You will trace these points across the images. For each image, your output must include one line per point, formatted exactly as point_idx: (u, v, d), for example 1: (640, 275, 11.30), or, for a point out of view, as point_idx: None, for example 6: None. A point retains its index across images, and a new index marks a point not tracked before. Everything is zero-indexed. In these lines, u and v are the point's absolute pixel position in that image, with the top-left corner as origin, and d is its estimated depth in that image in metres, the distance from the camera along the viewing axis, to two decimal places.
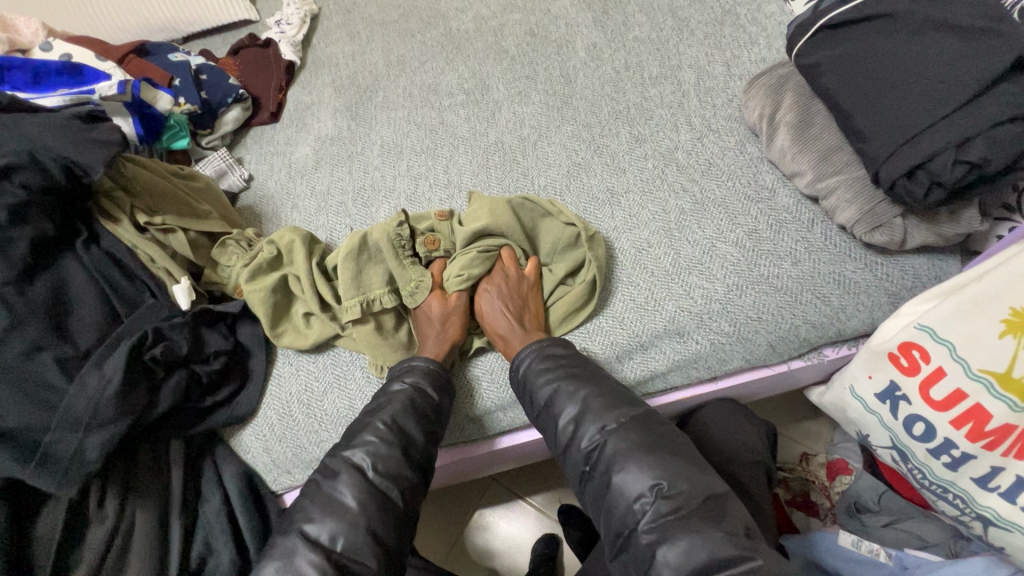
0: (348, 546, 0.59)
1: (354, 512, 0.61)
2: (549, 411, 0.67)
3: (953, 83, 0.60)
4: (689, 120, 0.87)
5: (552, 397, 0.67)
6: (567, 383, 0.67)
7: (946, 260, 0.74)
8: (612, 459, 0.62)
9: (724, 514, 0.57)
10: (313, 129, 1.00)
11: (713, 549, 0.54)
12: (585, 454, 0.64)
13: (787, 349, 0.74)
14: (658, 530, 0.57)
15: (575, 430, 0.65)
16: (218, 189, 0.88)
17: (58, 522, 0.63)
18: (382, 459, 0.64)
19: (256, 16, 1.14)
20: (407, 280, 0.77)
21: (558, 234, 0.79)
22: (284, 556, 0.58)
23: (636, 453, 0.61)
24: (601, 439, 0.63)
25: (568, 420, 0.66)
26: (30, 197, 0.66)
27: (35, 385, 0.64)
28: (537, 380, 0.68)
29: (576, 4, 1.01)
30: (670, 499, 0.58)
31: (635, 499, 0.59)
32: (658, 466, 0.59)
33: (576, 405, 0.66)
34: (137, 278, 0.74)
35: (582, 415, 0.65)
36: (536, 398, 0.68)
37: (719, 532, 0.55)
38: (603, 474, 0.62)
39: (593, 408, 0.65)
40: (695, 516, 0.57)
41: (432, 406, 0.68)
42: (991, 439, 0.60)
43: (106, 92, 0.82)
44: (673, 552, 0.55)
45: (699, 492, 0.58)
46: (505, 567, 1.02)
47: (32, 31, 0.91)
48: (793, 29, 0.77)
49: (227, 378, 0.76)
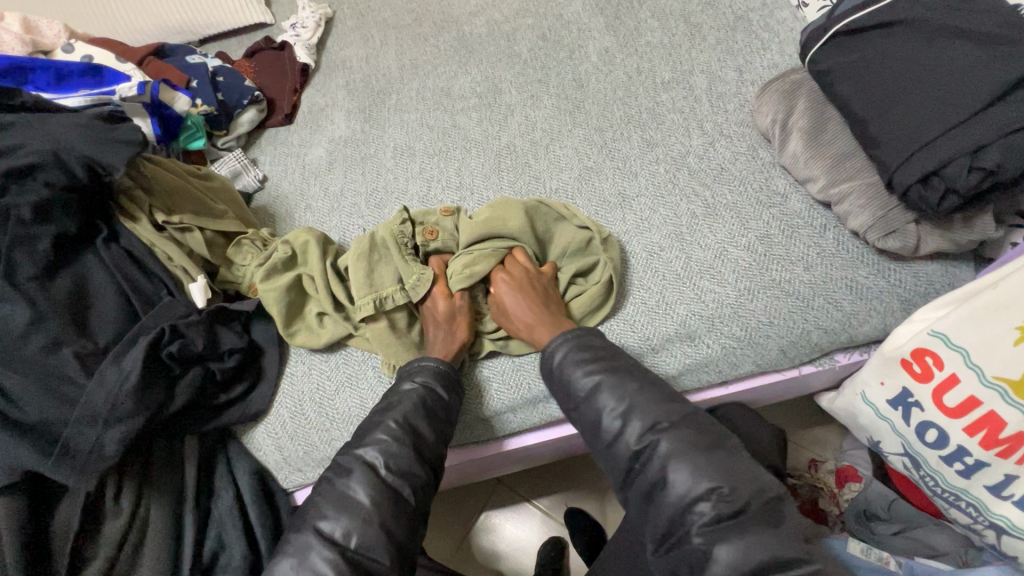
0: (361, 544, 0.59)
1: (367, 508, 0.61)
2: (589, 403, 0.65)
3: (967, 90, 0.60)
4: (701, 125, 0.87)
5: (593, 390, 0.65)
6: (610, 377, 0.65)
7: (960, 267, 0.74)
8: (665, 458, 0.59)
9: (781, 520, 0.56)
10: (327, 130, 1.01)
11: (774, 548, 0.54)
12: (634, 452, 0.62)
13: (798, 354, 0.74)
14: (714, 532, 0.55)
15: (622, 426, 0.63)
16: (234, 190, 0.90)
17: (75, 514, 0.64)
18: (394, 457, 0.64)
19: (271, 18, 1.16)
20: (410, 272, 0.77)
21: (569, 238, 0.79)
22: (299, 552, 0.59)
23: (689, 452, 0.59)
24: (652, 437, 0.61)
25: (612, 415, 0.64)
26: (52, 195, 0.67)
27: (57, 379, 0.65)
28: (576, 372, 0.67)
29: (588, 9, 1.02)
30: (729, 502, 0.56)
31: (692, 501, 0.57)
32: (712, 468, 0.58)
33: (620, 399, 0.64)
34: (156, 277, 0.76)
35: (629, 411, 0.63)
36: (576, 391, 0.67)
37: (781, 535, 0.55)
38: (655, 473, 0.60)
39: (641, 405, 0.63)
40: (755, 518, 0.56)
41: (442, 406, 0.69)
42: (1006, 447, 0.59)
43: (127, 93, 0.83)
44: (729, 551, 0.54)
45: (757, 494, 0.57)
46: (511, 568, 1.03)
47: (54, 32, 0.94)
48: (806, 36, 0.77)
49: (242, 375, 0.77)
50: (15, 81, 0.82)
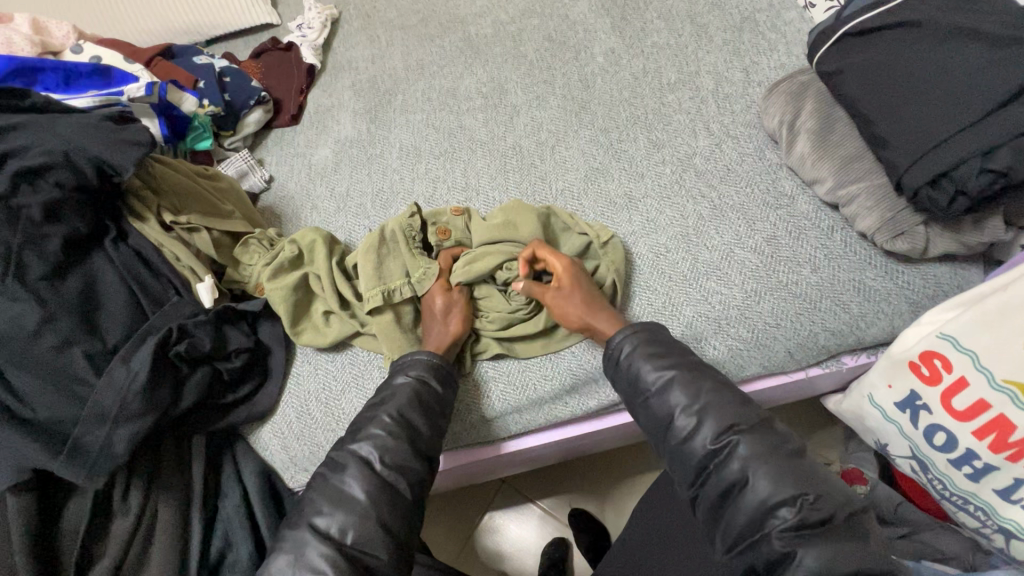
0: (358, 539, 0.59)
1: (363, 504, 0.61)
2: (661, 399, 0.65)
3: (977, 92, 0.60)
4: (707, 126, 0.87)
5: (666, 387, 0.66)
6: (684, 374, 0.66)
7: (969, 269, 0.74)
8: (743, 460, 0.59)
9: (863, 535, 0.55)
10: (333, 131, 1.01)
11: (862, 563, 0.52)
12: (709, 451, 0.61)
13: (805, 357, 0.74)
14: (798, 538, 0.54)
15: (696, 426, 0.63)
16: (241, 189, 0.90)
17: (84, 512, 0.65)
18: (390, 451, 0.64)
19: (278, 19, 1.16)
20: (415, 267, 0.78)
21: (569, 246, 0.81)
22: (295, 549, 0.58)
23: (770, 457, 0.58)
24: (730, 437, 0.61)
25: (685, 413, 0.64)
26: (64, 195, 0.68)
27: (66, 378, 0.65)
28: (647, 367, 0.67)
29: (594, 10, 1.02)
30: (816, 510, 0.55)
31: (774, 504, 0.56)
32: (796, 474, 0.57)
33: (693, 397, 0.64)
34: (163, 277, 0.76)
35: (704, 411, 0.63)
36: (646, 385, 0.67)
37: (868, 549, 0.54)
38: (734, 474, 0.59)
39: (716, 405, 0.63)
40: (840, 529, 0.55)
41: (437, 400, 0.69)
42: (1015, 451, 0.59)
43: (134, 93, 0.85)
44: (815, 558, 0.52)
45: (843, 506, 0.56)
46: (515, 569, 1.03)
47: (63, 34, 0.94)
48: (814, 36, 0.77)
49: (248, 374, 0.77)
50: (24, 82, 0.82)
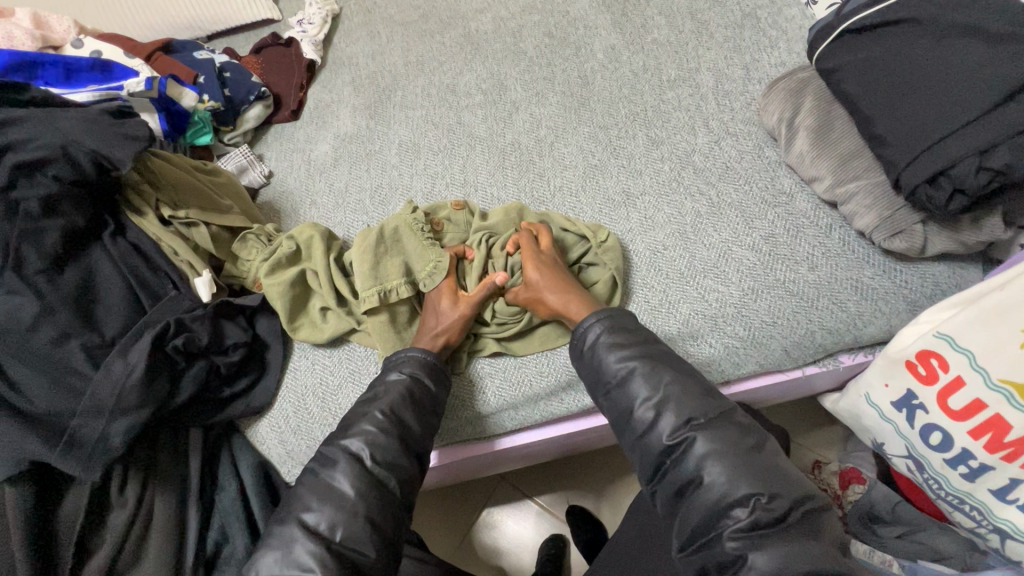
0: (346, 536, 0.59)
1: (352, 501, 0.61)
2: (621, 390, 0.66)
3: (977, 89, 0.59)
4: (706, 123, 0.87)
5: (627, 377, 0.66)
6: (645, 365, 0.66)
7: (967, 268, 0.73)
8: (701, 458, 0.60)
9: (820, 532, 0.56)
10: (333, 126, 1.01)
11: (816, 561, 0.53)
12: (666, 445, 0.62)
13: (802, 354, 0.73)
14: (751, 539, 0.55)
15: (655, 417, 0.63)
16: (240, 185, 0.91)
17: (79, 505, 0.65)
18: (381, 449, 0.64)
19: (278, 15, 1.16)
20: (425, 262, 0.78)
21: (567, 248, 0.81)
22: (282, 546, 0.59)
23: (725, 453, 0.59)
24: (687, 432, 0.61)
25: (645, 404, 0.64)
26: (61, 188, 0.68)
27: (64, 370, 0.66)
28: (609, 356, 0.67)
29: (594, 6, 1.01)
30: (769, 510, 0.56)
31: (728, 505, 0.57)
32: (753, 473, 0.58)
33: (653, 389, 0.64)
34: (161, 271, 0.77)
35: (663, 403, 0.63)
36: (607, 375, 0.67)
37: (821, 549, 0.54)
38: (691, 472, 0.60)
39: (677, 397, 0.63)
40: (794, 528, 0.56)
41: (428, 396, 0.69)
42: (1011, 451, 0.58)
43: (134, 89, 0.84)
44: (765, 560, 0.54)
45: (800, 504, 0.57)
46: (514, 566, 1.03)
47: (64, 28, 0.94)
48: (814, 33, 0.77)
49: (246, 369, 0.78)
50: (24, 76, 0.82)
